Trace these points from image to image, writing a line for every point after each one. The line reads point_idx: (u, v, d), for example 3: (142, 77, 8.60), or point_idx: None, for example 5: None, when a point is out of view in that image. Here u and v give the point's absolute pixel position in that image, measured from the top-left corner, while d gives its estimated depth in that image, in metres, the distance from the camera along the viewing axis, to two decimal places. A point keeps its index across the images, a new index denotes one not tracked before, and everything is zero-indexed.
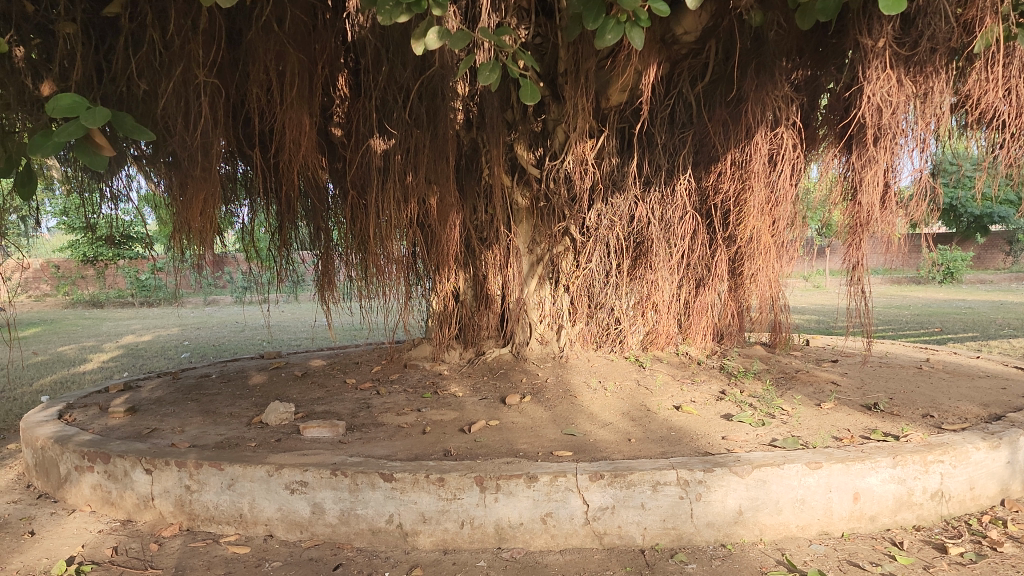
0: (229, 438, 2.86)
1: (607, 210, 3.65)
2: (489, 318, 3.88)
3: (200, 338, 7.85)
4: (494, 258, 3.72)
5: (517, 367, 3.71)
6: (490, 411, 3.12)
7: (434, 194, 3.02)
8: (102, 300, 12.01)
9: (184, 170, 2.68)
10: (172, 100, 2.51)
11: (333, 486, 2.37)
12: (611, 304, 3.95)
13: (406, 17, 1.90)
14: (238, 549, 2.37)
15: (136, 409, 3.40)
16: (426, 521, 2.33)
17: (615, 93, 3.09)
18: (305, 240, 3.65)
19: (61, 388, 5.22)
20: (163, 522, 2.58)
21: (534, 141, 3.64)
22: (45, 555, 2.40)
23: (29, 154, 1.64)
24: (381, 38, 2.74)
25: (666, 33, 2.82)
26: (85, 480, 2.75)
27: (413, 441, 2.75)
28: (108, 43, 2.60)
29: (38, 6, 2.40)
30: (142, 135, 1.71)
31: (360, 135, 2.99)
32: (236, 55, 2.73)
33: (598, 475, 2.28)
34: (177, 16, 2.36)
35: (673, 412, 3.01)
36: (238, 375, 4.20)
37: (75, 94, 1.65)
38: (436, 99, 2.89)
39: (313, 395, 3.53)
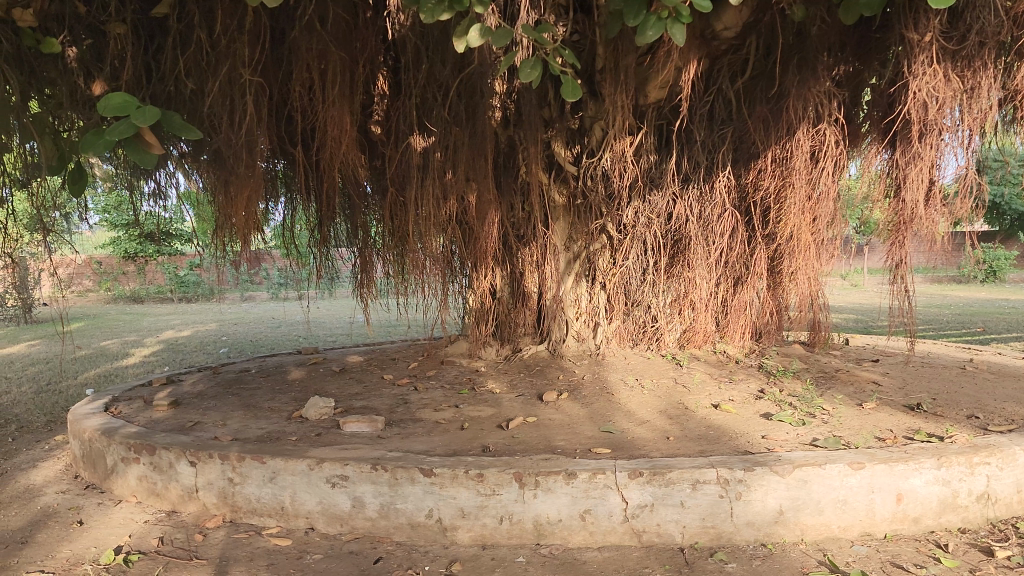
0: (271, 431, 2.90)
1: (644, 207, 3.57)
2: (527, 316, 3.90)
3: (238, 334, 7.95)
4: (532, 254, 3.75)
5: (554, 364, 3.72)
6: (527, 407, 3.13)
7: (472, 191, 3.06)
8: (142, 296, 12.23)
9: (229, 168, 2.71)
10: (219, 100, 2.55)
11: (373, 480, 2.40)
12: (647, 302, 3.90)
13: (449, 15, 1.90)
14: (279, 541, 2.41)
15: (179, 402, 3.46)
16: (465, 516, 2.34)
17: (655, 89, 3.06)
18: (343, 237, 3.67)
19: (105, 381, 5.35)
20: (207, 514, 2.63)
21: (571, 139, 3.61)
22: (94, 544, 2.45)
23: (82, 152, 1.67)
24: (421, 36, 2.72)
25: (706, 29, 2.78)
26: (130, 471, 2.80)
27: (451, 436, 2.77)
28: (157, 44, 2.63)
29: (90, 8, 2.44)
30: (190, 134, 1.72)
31: (402, 134, 3.00)
32: (279, 54, 2.76)
33: (637, 473, 2.28)
34: (224, 16, 2.40)
35: (711, 411, 2.99)
36: (277, 370, 4.26)
37: (127, 93, 1.68)
38: (475, 97, 2.89)
39: (350, 390, 3.57)
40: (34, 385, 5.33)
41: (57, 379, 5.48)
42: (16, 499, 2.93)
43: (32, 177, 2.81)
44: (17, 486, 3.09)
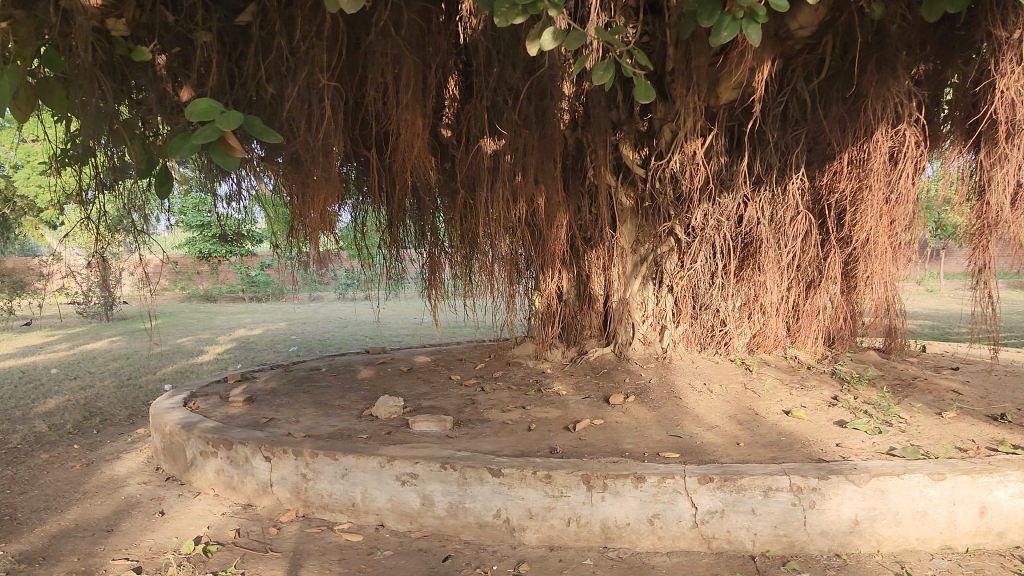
0: (342, 429, 2.95)
1: (713, 209, 3.53)
2: (593, 318, 3.92)
3: (307, 332, 8.14)
4: (598, 258, 3.76)
5: (619, 367, 3.70)
6: (594, 410, 3.12)
7: (541, 194, 3.09)
8: (215, 295, 12.61)
9: (306, 172, 2.82)
10: (297, 105, 2.61)
11: (442, 479, 2.43)
12: (716, 305, 3.83)
13: (523, 18, 1.90)
14: (350, 536, 2.46)
15: (253, 399, 3.56)
16: (533, 517, 2.35)
17: (727, 91, 3.01)
18: (412, 238, 3.66)
19: (182, 377, 5.54)
20: (281, 508, 2.70)
21: (639, 141, 3.59)
22: (175, 534, 2.54)
23: (167, 156, 1.70)
24: (493, 40, 2.74)
25: (780, 28, 2.73)
26: (209, 465, 2.90)
27: (518, 437, 2.78)
28: (240, 51, 2.70)
29: (179, 17, 2.54)
30: (268, 138, 1.70)
31: (473, 137, 3.02)
32: (354, 60, 2.81)
33: (707, 478, 2.25)
34: (303, 23, 2.47)
35: (782, 417, 2.94)
36: (346, 369, 4.34)
37: (212, 99, 1.70)
38: (544, 100, 2.90)
39: (418, 390, 3.62)
40: (116, 379, 5.56)
41: (136, 375, 5.71)
42: (101, 489, 3.06)
43: (118, 181, 2.92)
44: (102, 476, 3.23)
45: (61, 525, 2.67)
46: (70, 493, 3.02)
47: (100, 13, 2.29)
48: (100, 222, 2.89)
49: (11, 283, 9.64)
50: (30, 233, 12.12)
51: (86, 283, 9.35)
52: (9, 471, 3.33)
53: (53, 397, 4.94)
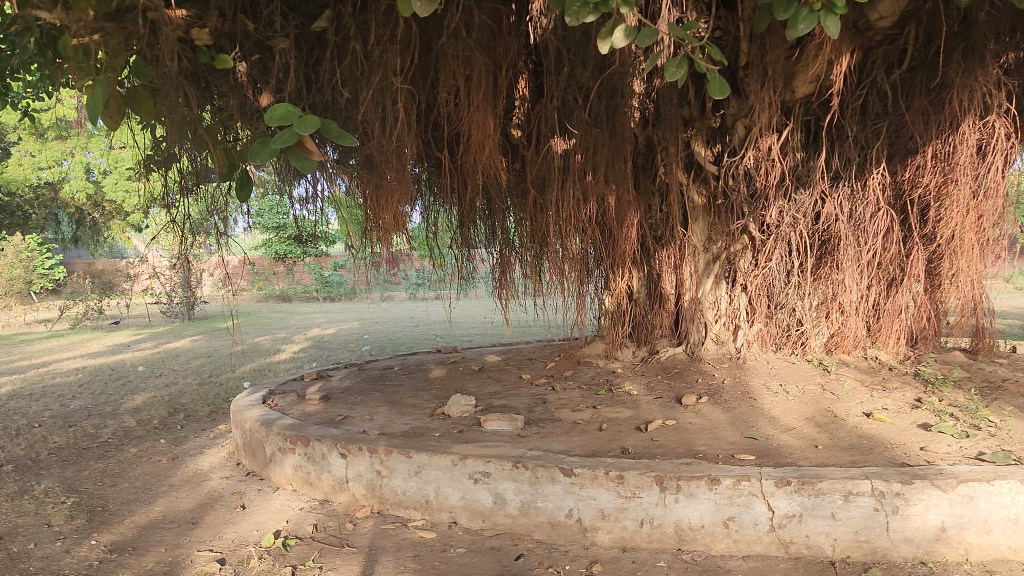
0: (415, 427, 3.00)
1: (790, 206, 3.45)
2: (663, 317, 3.86)
3: (379, 332, 8.27)
4: (669, 257, 3.74)
5: (692, 367, 3.63)
6: (666, 410, 3.09)
7: (612, 192, 3.04)
8: (290, 295, 12.92)
9: (378, 175, 2.83)
10: (372, 108, 2.65)
11: (514, 478, 2.44)
12: (792, 304, 3.72)
13: (594, 17, 1.89)
14: (424, 533, 2.49)
15: (329, 397, 3.64)
16: (605, 517, 2.34)
17: (803, 84, 2.96)
18: (483, 237, 3.72)
19: (260, 375, 5.70)
20: (357, 504, 2.75)
21: (711, 138, 3.53)
22: (256, 528, 2.62)
23: (249, 161, 1.74)
24: (563, 39, 2.77)
25: (860, 19, 2.66)
26: (288, 461, 2.97)
27: (590, 437, 2.77)
28: (316, 56, 2.77)
29: (258, 25, 2.61)
30: (345, 142, 1.70)
31: (543, 137, 3.02)
32: (428, 62, 2.85)
33: (785, 481, 2.21)
34: (377, 28, 2.52)
35: (862, 420, 2.85)
36: (418, 368, 4.39)
37: (290, 103, 1.73)
38: (615, 98, 2.93)
39: (490, 389, 3.64)
40: (197, 376, 5.77)
41: (217, 372, 5.91)
42: (186, 483, 3.17)
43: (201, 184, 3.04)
44: (187, 470, 3.35)
45: (149, 517, 2.78)
46: (157, 486, 3.15)
47: (185, 23, 2.38)
48: (185, 223, 2.99)
49: (101, 285, 10.11)
50: (117, 236, 12.67)
51: (170, 283, 9.73)
52: (101, 464, 3.49)
53: (140, 394, 5.15)
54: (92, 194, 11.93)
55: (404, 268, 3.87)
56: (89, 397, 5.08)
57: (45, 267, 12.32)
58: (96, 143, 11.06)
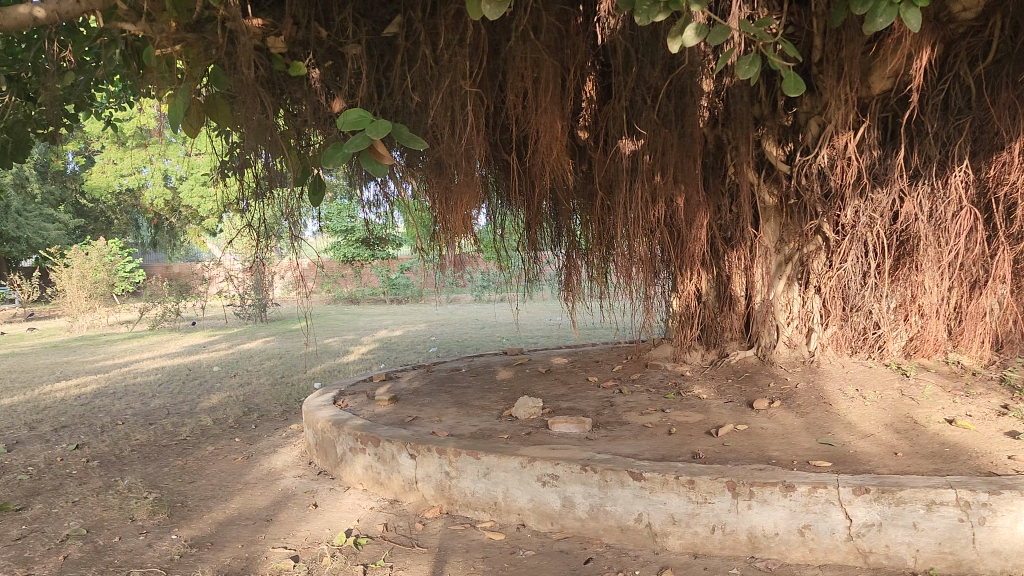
0: (483, 429, 3.01)
1: (866, 206, 3.30)
2: (734, 320, 3.78)
3: (446, 334, 8.34)
4: (739, 258, 3.69)
5: (764, 371, 3.54)
6: (737, 414, 3.03)
7: (681, 193, 2.98)
8: (359, 297, 13.14)
9: (449, 177, 2.84)
10: (441, 112, 2.66)
11: (583, 481, 2.42)
12: (868, 307, 3.59)
13: (664, 15, 1.87)
14: (493, 535, 2.50)
15: (398, 398, 3.68)
16: (676, 523, 2.31)
17: (880, 79, 2.84)
18: (550, 240, 3.70)
19: (330, 375, 5.81)
20: (426, 504, 2.77)
21: (783, 137, 3.46)
22: (328, 526, 2.67)
23: (322, 165, 1.77)
24: (631, 39, 2.76)
25: (941, 11, 2.58)
26: (359, 461, 3.02)
27: (659, 441, 2.74)
28: (387, 62, 2.80)
29: (331, 32, 2.65)
30: (415, 145, 1.71)
31: (612, 138, 3.03)
32: (496, 65, 2.83)
33: (863, 489, 2.14)
34: (447, 31, 2.56)
35: (945, 426, 2.75)
36: (486, 370, 4.41)
37: (362, 108, 1.75)
38: (684, 96, 2.88)
39: (557, 391, 3.63)
40: (270, 377, 5.92)
41: (289, 373, 6.04)
42: (261, 480, 3.25)
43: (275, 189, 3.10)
44: (262, 468, 3.43)
45: (226, 514, 2.86)
46: (233, 484, 3.23)
47: (261, 32, 2.44)
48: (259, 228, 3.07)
49: (178, 287, 10.48)
50: (194, 240, 13.10)
51: (243, 286, 10.01)
52: (180, 461, 3.60)
53: (217, 393, 5.30)
54: (169, 200, 12.33)
55: (471, 270, 3.89)
56: (168, 396, 5.26)
57: (125, 270, 12.78)
58: (173, 150, 11.43)
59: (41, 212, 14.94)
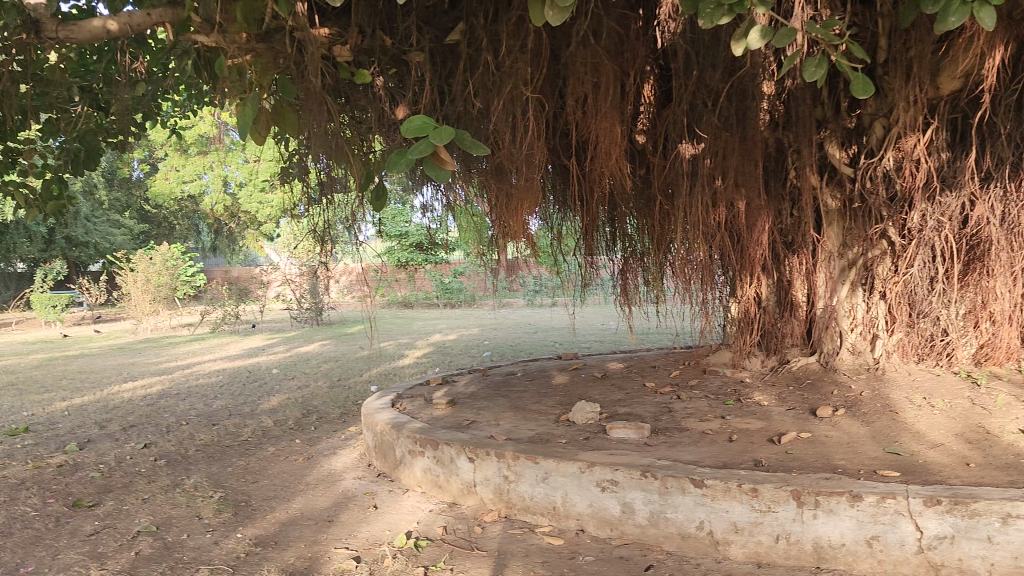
0: (541, 433, 3.01)
1: (933, 209, 3.18)
2: (795, 325, 3.72)
3: (499, 338, 8.36)
4: (800, 263, 3.64)
5: (827, 378, 3.47)
6: (800, 422, 2.98)
7: (743, 197, 2.95)
8: (412, 301, 13.26)
9: (511, 182, 2.83)
10: (502, 118, 2.68)
11: (643, 487, 2.41)
12: (937, 313, 3.45)
13: (728, 18, 1.85)
14: (553, 540, 2.49)
15: (455, 401, 3.70)
16: (738, 531, 2.28)
17: (948, 81, 2.73)
18: (609, 241, 3.63)
19: (386, 379, 5.88)
20: (485, 508, 2.78)
21: (846, 140, 3.40)
22: (388, 528, 2.69)
23: (386, 171, 1.79)
24: (692, 42, 2.74)
25: (1014, 9, 2.48)
26: (417, 463, 3.05)
27: (720, 448, 2.70)
28: (449, 68, 2.83)
29: (395, 40, 2.69)
30: (477, 151, 1.73)
31: (673, 141, 2.99)
32: (556, 70, 2.84)
33: (935, 500, 2.09)
34: (509, 37, 2.59)
35: (1019, 437, 2.66)
36: (541, 374, 4.41)
37: (426, 115, 1.78)
38: (746, 99, 2.86)
39: (614, 396, 3.61)
40: (327, 379, 6.01)
41: (346, 376, 6.13)
42: (321, 482, 3.30)
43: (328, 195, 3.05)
44: (322, 470, 3.49)
45: (289, 514, 2.91)
46: (294, 484, 3.29)
47: (328, 42, 2.48)
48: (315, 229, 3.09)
49: (237, 290, 10.72)
50: (253, 245, 13.39)
51: (300, 290, 10.19)
52: (243, 461, 3.68)
53: (277, 395, 5.39)
54: (228, 206, 12.61)
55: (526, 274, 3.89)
56: (230, 398, 5.38)
57: (187, 274, 13.10)
58: (233, 157, 11.69)
59: (108, 218, 15.42)
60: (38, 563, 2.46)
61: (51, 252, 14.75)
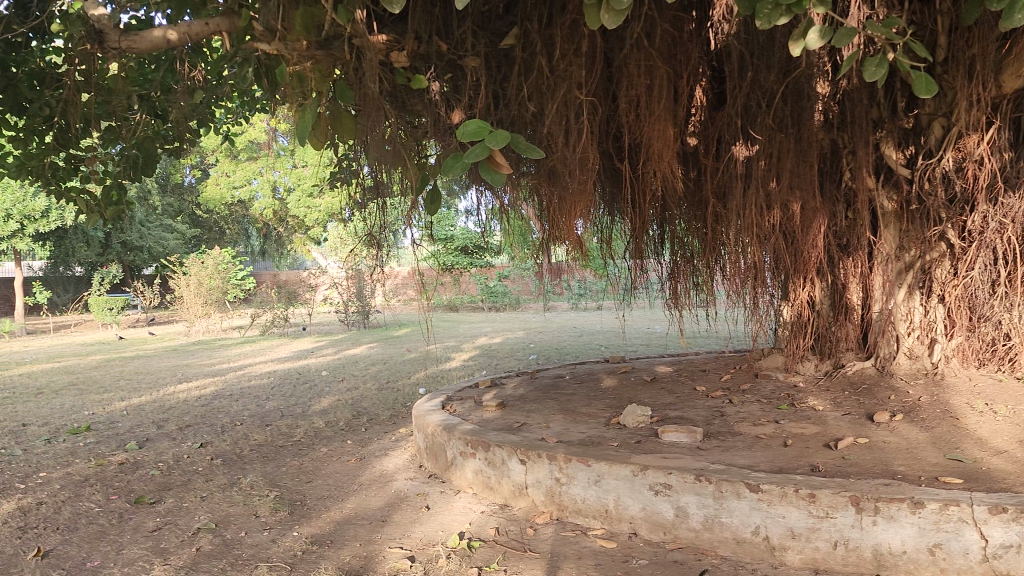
0: (592, 436, 3.01)
1: (994, 210, 3.09)
2: (850, 329, 3.66)
3: (546, 341, 8.37)
4: (854, 267, 3.60)
5: (883, 384, 3.40)
6: (857, 427, 2.93)
7: (798, 199, 2.93)
8: (458, 304, 13.33)
9: (564, 185, 2.82)
10: (556, 122, 2.69)
11: (697, 491, 2.39)
12: (999, 317, 3.35)
13: (787, 18, 1.82)
14: (605, 543, 2.49)
15: (504, 404, 3.71)
16: (795, 537, 2.25)
17: (1010, 78, 2.72)
18: (658, 244, 3.65)
19: (434, 381, 5.92)
20: (536, 510, 2.79)
21: (903, 140, 3.36)
22: (441, 528, 2.72)
23: (441, 175, 1.80)
24: (746, 44, 2.76)
25: None
26: (468, 465, 3.07)
27: (775, 452, 2.67)
28: (504, 73, 2.84)
29: (450, 45, 2.72)
30: (531, 155, 1.72)
31: (726, 143, 2.98)
32: (610, 73, 2.85)
33: (1000, 509, 2.04)
34: (563, 41, 2.60)
35: None
36: (590, 378, 4.40)
37: (481, 119, 1.78)
38: (802, 100, 2.84)
39: (665, 400, 3.59)
40: (376, 381, 6.07)
41: (394, 378, 6.19)
42: (374, 482, 3.34)
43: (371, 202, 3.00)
44: (374, 470, 3.53)
45: (343, 513, 2.95)
46: (347, 485, 3.33)
47: (385, 48, 2.51)
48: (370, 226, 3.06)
49: (287, 294, 10.89)
50: (301, 249, 13.59)
51: (348, 293, 10.31)
52: (297, 461, 3.74)
53: (327, 397, 5.47)
54: (277, 211, 12.81)
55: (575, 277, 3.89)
56: (281, 399, 5.46)
57: (237, 278, 13.35)
58: (282, 163, 11.89)
59: (162, 222, 15.76)
60: (103, 557, 2.53)
61: (107, 256, 15.15)
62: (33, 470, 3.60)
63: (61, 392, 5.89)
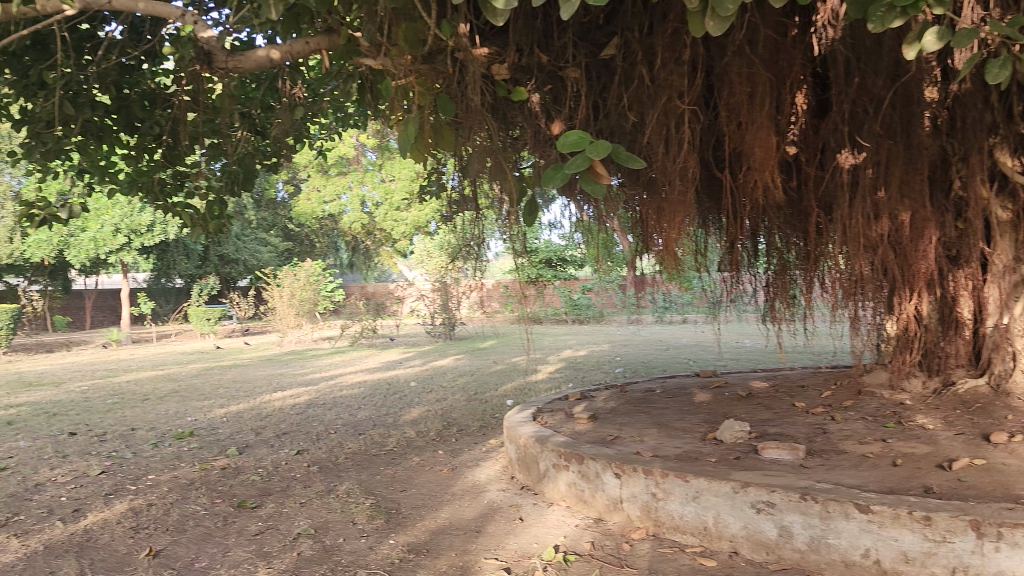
0: (689, 451, 2.95)
1: None
2: (960, 345, 3.49)
3: (632, 355, 8.28)
4: (967, 276, 3.44)
5: (999, 403, 3.22)
6: (971, 448, 2.79)
7: (908, 208, 2.82)
8: (542, 317, 13.35)
9: (663, 196, 2.78)
10: (656, 134, 2.67)
11: (802, 510, 2.31)
12: None
13: (901, 21, 1.75)
14: (704, 561, 2.43)
15: (596, 417, 3.68)
16: (909, 561, 2.15)
17: None
18: (751, 254, 3.61)
19: (521, 393, 5.93)
20: (631, 525, 2.74)
21: (1020, 146, 3.14)
22: (536, 541, 2.71)
23: (541, 186, 1.78)
24: (853, 47, 2.71)
25: None
26: (561, 477, 3.05)
27: (884, 472, 2.56)
28: (603, 83, 2.84)
29: (551, 57, 2.74)
30: (634, 164, 1.70)
31: (832, 151, 2.87)
32: (711, 81, 2.83)
33: None
34: (664, 50, 2.58)
35: None
36: (682, 392, 4.33)
37: (581, 130, 1.77)
38: (912, 105, 2.72)
39: (762, 416, 3.49)
40: (464, 392, 6.13)
41: (482, 390, 6.23)
42: (466, 493, 3.36)
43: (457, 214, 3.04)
44: (466, 481, 3.55)
45: (437, 523, 2.97)
46: (441, 495, 3.36)
47: (487, 61, 2.54)
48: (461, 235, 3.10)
49: (375, 306, 11.12)
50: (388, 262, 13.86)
51: (434, 306, 10.45)
52: (390, 470, 3.80)
53: (417, 407, 5.54)
54: (366, 224, 13.11)
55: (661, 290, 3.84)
56: (372, 408, 5.56)
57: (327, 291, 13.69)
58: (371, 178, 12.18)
59: (255, 236, 16.33)
60: (211, 559, 2.62)
61: (205, 269, 15.78)
62: (143, 473, 3.75)
63: (166, 399, 6.14)
